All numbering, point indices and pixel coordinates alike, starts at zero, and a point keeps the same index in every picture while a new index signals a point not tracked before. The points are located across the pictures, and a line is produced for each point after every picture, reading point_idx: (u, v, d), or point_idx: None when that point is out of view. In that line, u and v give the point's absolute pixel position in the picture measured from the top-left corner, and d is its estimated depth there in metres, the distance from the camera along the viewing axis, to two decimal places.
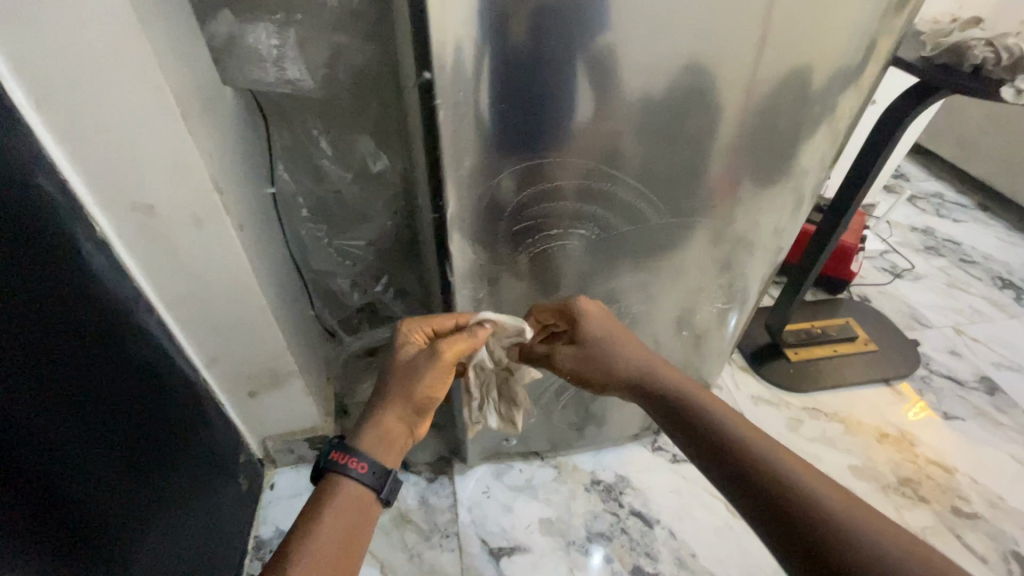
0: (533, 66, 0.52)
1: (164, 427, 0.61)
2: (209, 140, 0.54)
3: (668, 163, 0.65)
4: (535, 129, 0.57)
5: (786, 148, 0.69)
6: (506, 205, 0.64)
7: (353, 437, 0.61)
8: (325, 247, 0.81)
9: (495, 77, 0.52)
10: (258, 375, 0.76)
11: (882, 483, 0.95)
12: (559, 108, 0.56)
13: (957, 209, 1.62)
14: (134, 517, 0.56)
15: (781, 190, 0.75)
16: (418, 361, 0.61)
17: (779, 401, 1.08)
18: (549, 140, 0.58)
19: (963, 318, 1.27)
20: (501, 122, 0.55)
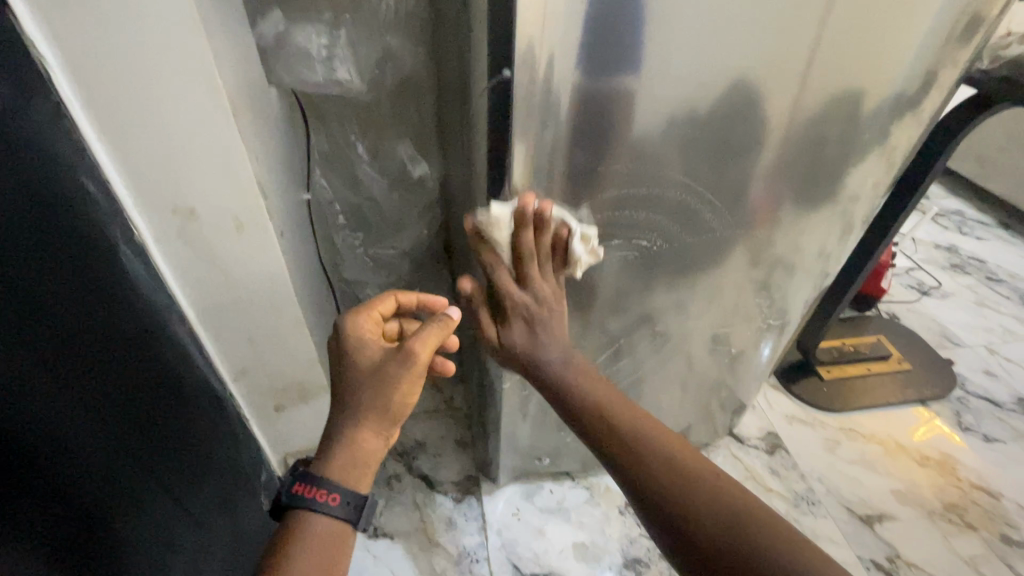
0: (604, 74, 0.50)
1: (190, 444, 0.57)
2: (254, 140, 0.51)
3: (727, 170, 0.62)
4: (598, 139, 0.55)
5: (845, 163, 0.66)
6: (562, 220, 0.61)
7: (318, 463, 0.48)
8: (360, 255, 0.79)
9: (564, 85, 0.49)
10: (286, 388, 0.73)
11: (927, 509, 0.91)
12: (623, 117, 0.54)
13: (978, 227, 1.61)
14: (152, 537, 0.52)
15: (835, 204, 0.72)
16: (354, 347, 0.52)
17: (815, 420, 1.05)
18: (611, 144, 0.55)
19: (995, 338, 1.25)
20: (566, 133, 0.53)
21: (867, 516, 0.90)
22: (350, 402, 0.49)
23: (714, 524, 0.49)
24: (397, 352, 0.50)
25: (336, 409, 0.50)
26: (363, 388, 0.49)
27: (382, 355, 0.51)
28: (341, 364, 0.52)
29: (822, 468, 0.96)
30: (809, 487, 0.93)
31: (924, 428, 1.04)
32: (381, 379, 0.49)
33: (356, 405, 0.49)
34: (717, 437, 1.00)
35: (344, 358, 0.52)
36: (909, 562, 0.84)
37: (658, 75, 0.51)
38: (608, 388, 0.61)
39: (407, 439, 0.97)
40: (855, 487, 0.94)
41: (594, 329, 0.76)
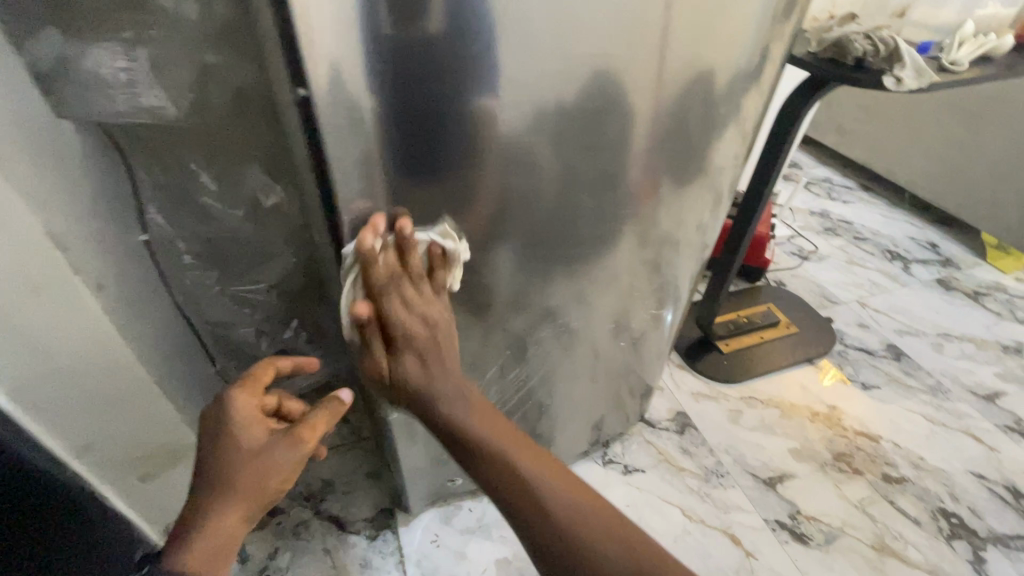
0: (425, 80, 0.46)
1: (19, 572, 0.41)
2: (36, 186, 0.47)
3: (590, 168, 0.62)
4: (441, 149, 0.51)
5: (702, 148, 0.68)
6: (421, 236, 0.57)
7: (171, 553, 0.45)
8: (218, 295, 0.71)
9: (382, 95, 0.46)
10: (147, 455, 0.65)
11: (820, 462, 0.98)
12: (463, 123, 0.50)
13: (845, 191, 1.76)
14: None
15: (699, 186, 0.74)
16: (236, 427, 0.47)
17: (718, 394, 1.09)
18: (458, 158, 0.53)
19: (865, 292, 1.37)
20: (399, 145, 0.50)
21: (770, 478, 0.95)
22: (224, 493, 0.46)
23: (561, 524, 0.54)
24: (286, 441, 0.48)
25: (205, 495, 0.46)
26: (241, 478, 0.46)
27: (268, 440, 0.48)
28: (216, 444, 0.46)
29: (726, 439, 1.01)
30: (716, 460, 0.97)
31: (829, 372, 1.16)
32: (263, 471, 0.47)
33: (227, 492, 0.46)
34: (630, 425, 1.02)
35: (222, 438, 0.47)
36: (808, 515, 0.90)
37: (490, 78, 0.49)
38: (495, 419, 0.60)
39: (314, 480, 0.91)
40: (757, 452, 0.99)
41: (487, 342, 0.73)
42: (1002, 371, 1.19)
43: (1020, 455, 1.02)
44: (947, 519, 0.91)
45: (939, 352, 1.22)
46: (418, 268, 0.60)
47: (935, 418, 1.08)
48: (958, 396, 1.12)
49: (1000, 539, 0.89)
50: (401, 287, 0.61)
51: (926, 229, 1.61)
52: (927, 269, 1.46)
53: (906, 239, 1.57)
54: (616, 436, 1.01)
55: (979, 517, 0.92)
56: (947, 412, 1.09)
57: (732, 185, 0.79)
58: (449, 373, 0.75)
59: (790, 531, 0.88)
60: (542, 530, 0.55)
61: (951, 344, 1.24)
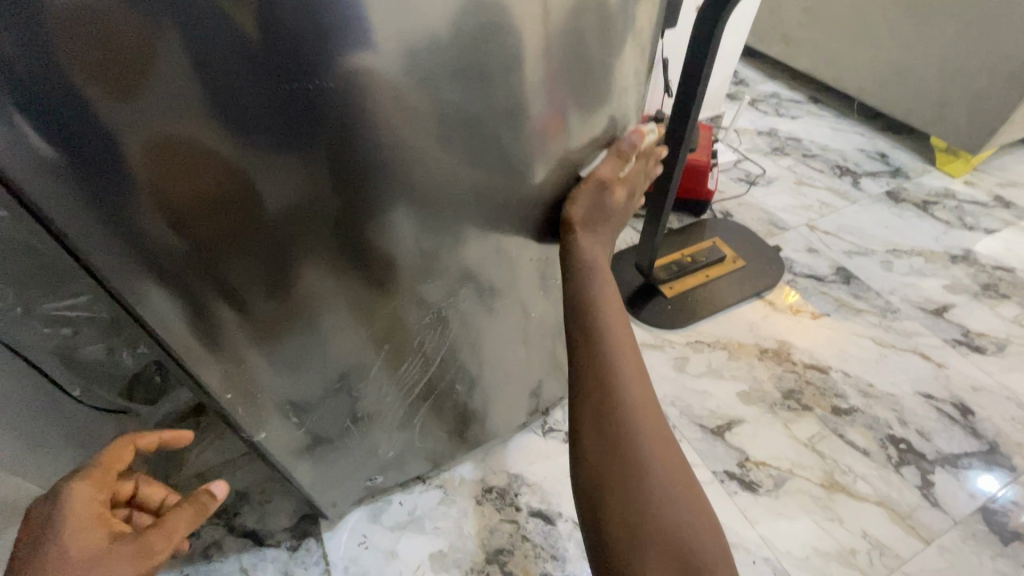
0: (99, 34, 0.29)
1: None
2: None
3: (471, 114, 0.45)
4: (191, 130, 0.34)
5: (604, 66, 0.52)
6: (215, 256, 0.41)
7: None
8: (32, 317, 0.60)
9: (28, 68, 0.29)
10: None
11: (769, 402, 0.93)
12: (203, 93, 0.33)
13: (792, 106, 1.66)
14: None
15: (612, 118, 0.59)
16: (73, 524, 0.43)
17: (663, 342, 1.03)
18: (236, 128, 0.35)
19: (814, 214, 1.30)
20: (110, 144, 0.33)
21: (717, 427, 0.90)
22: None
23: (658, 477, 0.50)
24: (135, 540, 0.44)
25: None
26: None
27: (110, 544, 0.43)
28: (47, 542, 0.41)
29: (673, 390, 0.95)
30: (662, 414, 0.92)
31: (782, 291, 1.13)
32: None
33: None
34: None
35: (49, 543, 0.41)
36: (758, 461, 0.86)
37: (216, 10, 0.30)
38: (638, 368, 0.55)
39: (226, 493, 0.81)
40: (704, 401, 0.94)
41: (368, 347, 0.60)
42: (951, 283, 1.15)
43: (968, 370, 0.99)
44: (896, 446, 0.88)
45: (889, 269, 1.17)
46: (231, 290, 0.44)
47: (885, 341, 1.04)
48: (908, 314, 1.08)
49: (948, 460, 0.87)
50: (219, 317, 0.46)
51: (875, 138, 1.54)
52: (876, 182, 1.39)
53: (855, 151, 1.49)
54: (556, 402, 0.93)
55: (928, 440, 0.89)
56: (896, 332, 1.05)
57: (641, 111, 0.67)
58: (342, 381, 0.62)
59: (739, 481, 0.84)
60: (608, 459, 0.51)
61: (901, 261, 1.19)
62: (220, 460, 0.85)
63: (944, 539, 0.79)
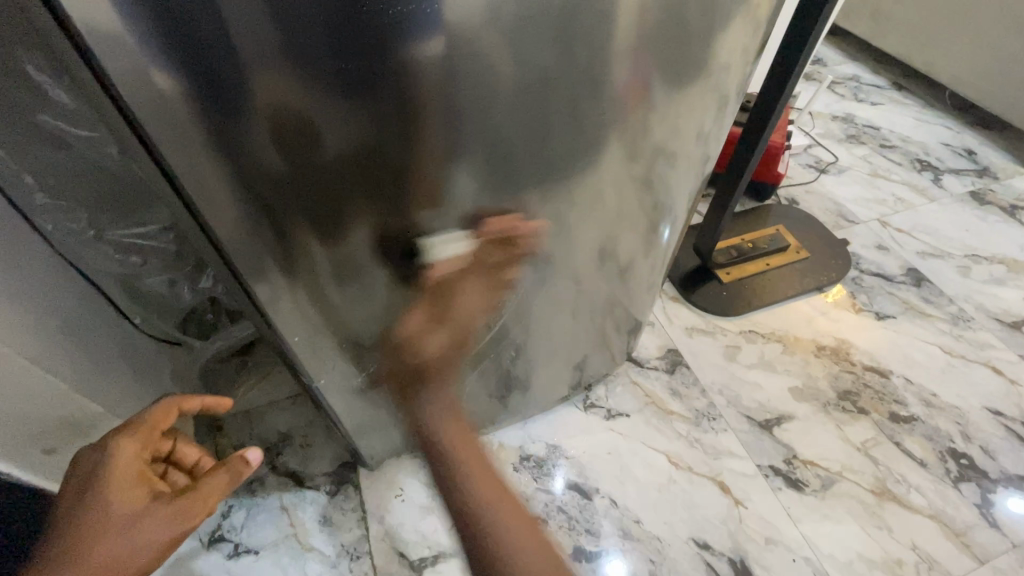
0: None
1: None
2: None
3: (565, 71, 0.44)
4: (286, 65, 0.33)
5: (702, 49, 0.50)
6: (300, 196, 0.40)
7: None
8: (99, 243, 0.60)
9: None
10: (43, 430, 0.56)
11: (823, 402, 0.89)
12: (325, 26, 0.32)
13: (873, 91, 1.54)
14: None
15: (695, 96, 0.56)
16: (103, 485, 0.42)
17: (715, 328, 0.99)
18: (348, 67, 0.35)
19: (887, 209, 1.22)
20: (230, 69, 0.31)
21: (766, 421, 0.87)
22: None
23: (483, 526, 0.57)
24: (164, 507, 0.43)
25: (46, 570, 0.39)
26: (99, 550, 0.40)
27: (149, 505, 0.43)
28: (77, 505, 0.41)
29: (722, 378, 0.92)
30: (709, 402, 0.89)
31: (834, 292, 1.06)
32: (131, 544, 0.41)
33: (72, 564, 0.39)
34: (616, 366, 0.92)
35: (87, 498, 0.41)
36: (806, 460, 0.83)
37: None
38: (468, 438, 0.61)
39: (269, 433, 0.83)
40: (754, 393, 0.90)
41: None
42: None
43: None
44: (956, 461, 0.84)
45: (965, 276, 1.09)
46: (315, 228, 0.44)
47: (954, 350, 0.98)
48: (982, 325, 1.01)
49: (1011, 481, 0.82)
50: (298, 256, 0.45)
51: (964, 134, 1.42)
52: (960, 181, 1.29)
53: (939, 145, 1.38)
54: (600, 378, 0.91)
55: (991, 458, 0.84)
56: (967, 343, 0.99)
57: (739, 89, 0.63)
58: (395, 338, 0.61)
59: (784, 477, 0.81)
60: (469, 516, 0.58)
61: (979, 267, 1.11)
62: (265, 401, 0.86)
63: (1000, 561, 0.75)
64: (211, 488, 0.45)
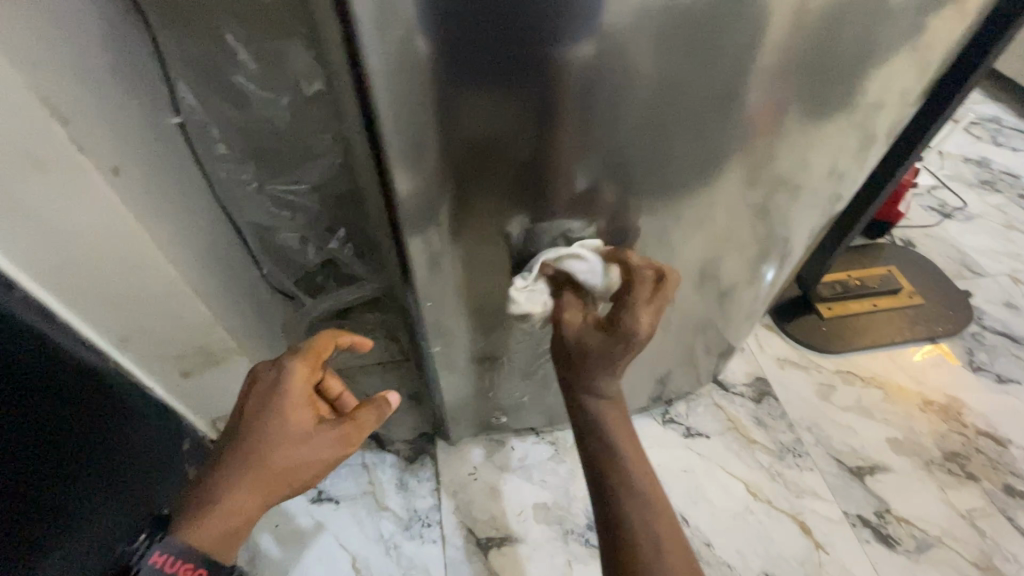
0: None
1: (60, 427, 0.51)
2: (92, 66, 0.43)
3: (706, 94, 0.46)
4: (459, 59, 0.36)
5: (845, 84, 0.51)
6: (442, 181, 0.44)
7: (185, 518, 0.48)
8: (256, 193, 0.65)
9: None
10: (187, 353, 0.63)
11: (925, 459, 0.83)
12: (508, 37, 0.36)
13: (1016, 136, 1.40)
14: (18, 547, 0.48)
15: (831, 131, 0.56)
16: (285, 401, 0.52)
17: (809, 364, 0.94)
18: (518, 76, 0.39)
19: (1020, 265, 1.11)
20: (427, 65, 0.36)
21: (858, 468, 0.82)
22: (257, 470, 0.49)
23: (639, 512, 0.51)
24: (328, 429, 0.54)
25: (238, 460, 0.50)
26: (279, 454, 0.51)
27: (316, 425, 0.53)
28: (263, 412, 0.52)
29: (813, 416, 0.88)
30: (796, 437, 0.85)
31: (924, 349, 0.97)
32: (305, 453, 0.52)
33: (259, 462, 0.50)
34: (699, 385, 0.90)
35: (272, 408, 0.52)
36: (900, 516, 0.77)
37: None
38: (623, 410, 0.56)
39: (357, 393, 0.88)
40: (847, 437, 0.85)
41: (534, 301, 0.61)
42: None
43: None
44: None
45: None
46: (447, 212, 0.47)
47: None
48: None
49: None
50: (427, 238, 0.49)
51: None
52: None
53: None
54: (681, 394, 0.89)
55: None
56: None
57: (888, 127, 0.61)
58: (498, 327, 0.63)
59: (873, 530, 0.76)
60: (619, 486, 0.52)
61: None
62: (356, 364, 0.91)
63: None
64: (359, 420, 0.55)
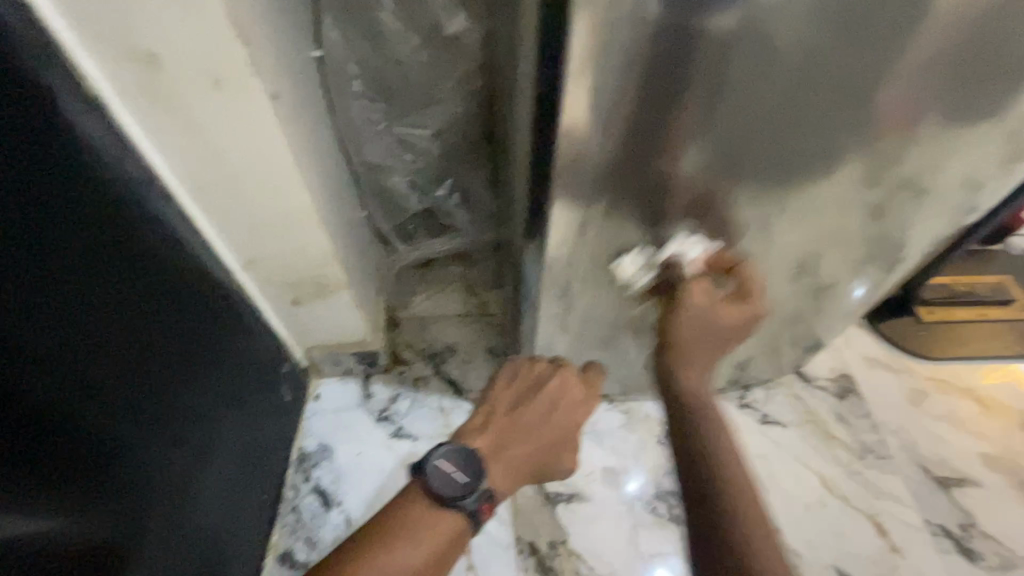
0: None
1: (201, 337, 0.57)
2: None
3: (848, 81, 0.43)
4: (620, 18, 0.36)
5: (1010, 81, 0.47)
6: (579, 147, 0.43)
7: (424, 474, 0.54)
8: (382, 133, 0.66)
9: None
10: (300, 281, 0.67)
11: (1020, 479, 0.79)
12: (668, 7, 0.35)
13: None
14: (173, 439, 0.54)
15: (985, 132, 0.51)
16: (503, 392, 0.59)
17: (901, 366, 0.90)
18: (666, 48, 0.38)
19: None
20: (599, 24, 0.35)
21: (944, 478, 0.79)
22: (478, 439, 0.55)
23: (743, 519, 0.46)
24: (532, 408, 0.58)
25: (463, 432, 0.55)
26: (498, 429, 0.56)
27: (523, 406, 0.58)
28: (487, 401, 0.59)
29: (899, 420, 0.84)
30: (879, 439, 0.82)
31: (1007, 369, 0.90)
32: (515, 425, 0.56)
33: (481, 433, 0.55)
34: (780, 374, 0.88)
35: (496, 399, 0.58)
36: (985, 532, 0.74)
37: None
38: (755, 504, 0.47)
39: (437, 341, 0.91)
40: (935, 445, 0.82)
41: None
42: None
43: None
44: None
45: None
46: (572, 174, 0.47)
47: None
48: None
49: None
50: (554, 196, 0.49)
51: None
52: None
53: None
54: (760, 380, 0.88)
55: None
56: None
57: None
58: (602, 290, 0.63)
59: (955, 542, 0.73)
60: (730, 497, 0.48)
61: None
62: (438, 313, 0.94)
63: None
64: (535, 369, 0.60)
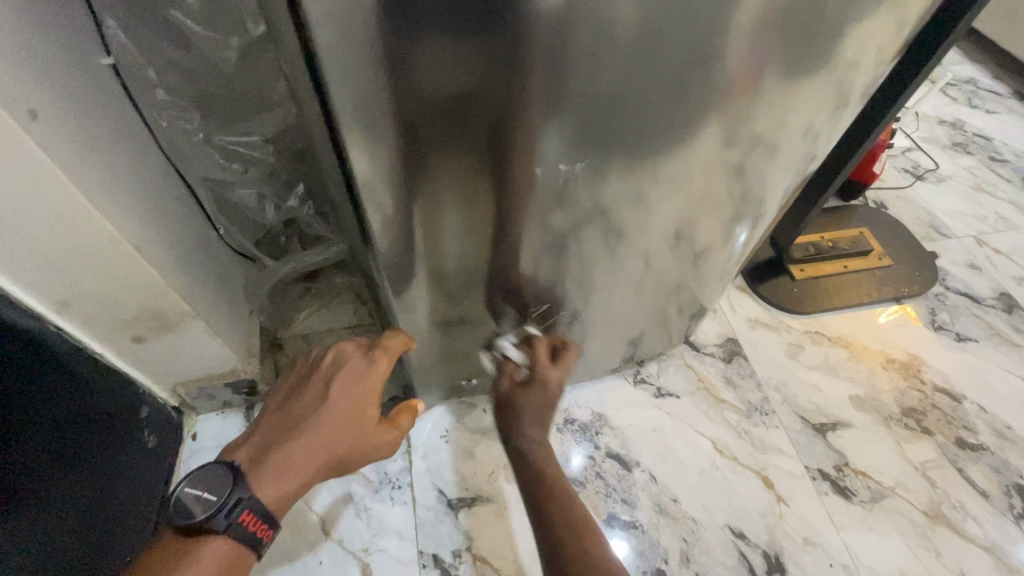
0: None
1: (5, 401, 0.48)
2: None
3: (687, 39, 0.42)
4: None
5: (830, 34, 0.48)
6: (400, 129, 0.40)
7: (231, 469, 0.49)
8: (205, 146, 0.63)
9: None
10: (137, 318, 0.60)
11: (884, 415, 0.86)
12: None
13: (991, 98, 1.40)
14: None
15: (818, 84, 0.53)
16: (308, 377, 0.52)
17: (779, 324, 0.95)
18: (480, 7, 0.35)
19: (986, 227, 1.12)
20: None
21: (820, 425, 0.84)
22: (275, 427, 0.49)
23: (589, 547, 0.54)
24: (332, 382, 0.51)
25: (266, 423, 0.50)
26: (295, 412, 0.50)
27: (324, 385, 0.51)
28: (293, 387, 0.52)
29: (780, 375, 0.89)
30: (763, 396, 0.87)
31: (889, 311, 0.98)
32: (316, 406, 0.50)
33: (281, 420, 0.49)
34: (671, 346, 0.90)
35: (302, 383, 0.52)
36: (857, 470, 0.80)
37: None
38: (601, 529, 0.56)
39: None
40: (811, 395, 0.87)
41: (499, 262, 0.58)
42: None
43: None
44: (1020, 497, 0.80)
45: None
46: (393, 174, 0.44)
47: None
48: None
49: None
50: (382, 200, 0.46)
51: None
52: None
53: None
54: (653, 355, 0.90)
55: None
56: None
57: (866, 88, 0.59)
58: (467, 289, 0.61)
59: (832, 483, 0.79)
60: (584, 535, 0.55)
61: None
62: (324, 327, 0.88)
63: None
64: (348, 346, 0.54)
